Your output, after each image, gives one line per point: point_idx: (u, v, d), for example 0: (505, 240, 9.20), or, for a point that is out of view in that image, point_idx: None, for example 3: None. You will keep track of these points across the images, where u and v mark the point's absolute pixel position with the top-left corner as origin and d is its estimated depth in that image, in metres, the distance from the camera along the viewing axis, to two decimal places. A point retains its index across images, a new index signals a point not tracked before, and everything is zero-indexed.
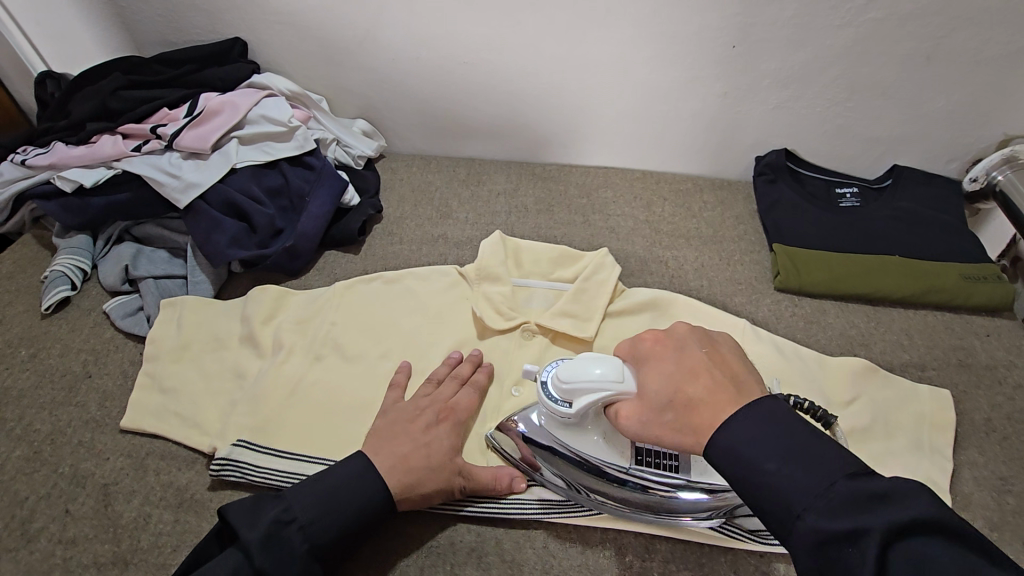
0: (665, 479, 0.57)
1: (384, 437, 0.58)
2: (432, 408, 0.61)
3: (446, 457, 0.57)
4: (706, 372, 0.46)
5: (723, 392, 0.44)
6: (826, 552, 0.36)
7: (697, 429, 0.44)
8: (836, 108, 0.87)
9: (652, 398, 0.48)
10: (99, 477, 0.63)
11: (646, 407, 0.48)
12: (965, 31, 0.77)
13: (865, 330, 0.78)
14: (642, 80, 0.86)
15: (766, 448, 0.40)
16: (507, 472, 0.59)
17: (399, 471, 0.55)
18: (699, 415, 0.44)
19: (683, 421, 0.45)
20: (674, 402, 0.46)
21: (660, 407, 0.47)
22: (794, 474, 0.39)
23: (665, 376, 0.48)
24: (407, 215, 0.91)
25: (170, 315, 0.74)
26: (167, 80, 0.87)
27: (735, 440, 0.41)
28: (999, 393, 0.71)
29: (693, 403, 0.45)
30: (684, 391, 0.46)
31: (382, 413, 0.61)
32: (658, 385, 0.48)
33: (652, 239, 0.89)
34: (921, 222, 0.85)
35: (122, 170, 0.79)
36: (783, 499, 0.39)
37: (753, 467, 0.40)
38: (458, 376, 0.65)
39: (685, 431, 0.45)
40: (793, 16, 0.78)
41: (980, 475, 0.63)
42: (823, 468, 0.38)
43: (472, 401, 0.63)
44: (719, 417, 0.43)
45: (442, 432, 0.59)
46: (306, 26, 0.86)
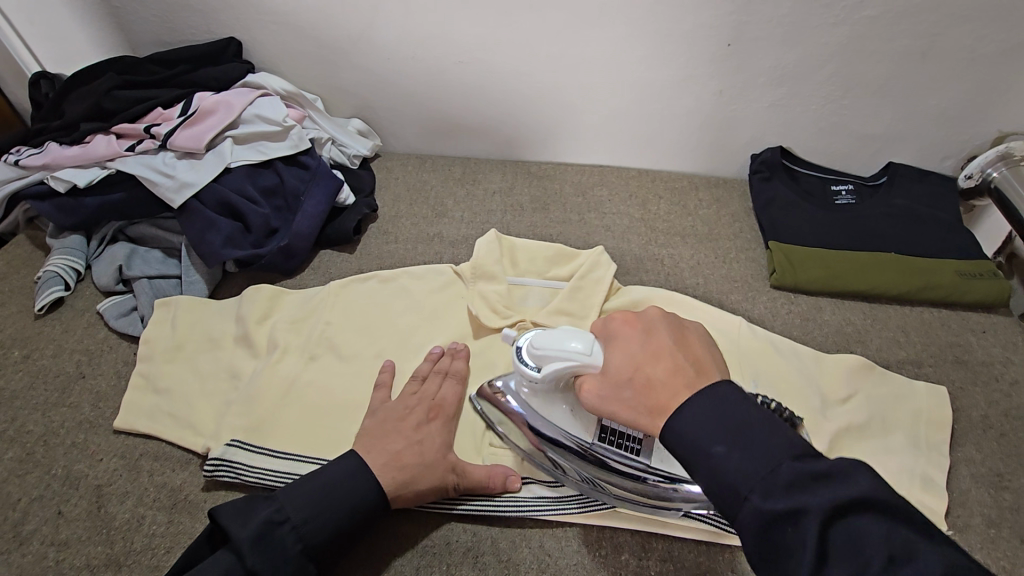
0: (623, 460, 0.57)
1: (376, 435, 0.58)
2: (422, 406, 0.61)
3: (439, 455, 0.57)
4: (668, 355, 0.46)
5: (682, 375, 0.44)
6: (770, 533, 0.36)
7: (651, 410, 0.44)
8: (832, 106, 0.87)
9: (614, 376, 0.48)
10: (92, 479, 0.62)
11: (608, 385, 0.49)
12: (959, 28, 0.77)
13: (861, 327, 0.78)
14: (637, 79, 0.86)
15: (714, 432, 0.40)
16: (501, 471, 0.59)
17: (393, 469, 0.55)
18: (654, 395, 0.44)
19: (640, 400, 0.45)
20: (633, 381, 0.46)
21: (620, 385, 0.48)
22: (740, 456, 0.38)
23: (629, 356, 0.48)
24: (402, 215, 0.91)
25: (164, 315, 0.73)
26: (162, 79, 0.86)
27: (685, 422, 0.41)
28: (996, 390, 0.71)
29: (651, 384, 0.45)
30: (644, 372, 0.46)
31: (371, 413, 0.61)
32: (621, 364, 0.48)
33: (648, 237, 0.88)
34: (917, 219, 0.85)
35: (115, 169, 0.79)
36: (729, 482, 0.38)
37: (702, 452, 0.40)
38: (444, 371, 0.65)
39: (640, 409, 0.45)
40: (788, 14, 0.78)
41: (977, 472, 0.63)
42: (768, 449, 0.38)
43: (458, 395, 0.64)
44: (673, 399, 0.43)
45: (434, 429, 0.59)
46: (301, 25, 0.86)
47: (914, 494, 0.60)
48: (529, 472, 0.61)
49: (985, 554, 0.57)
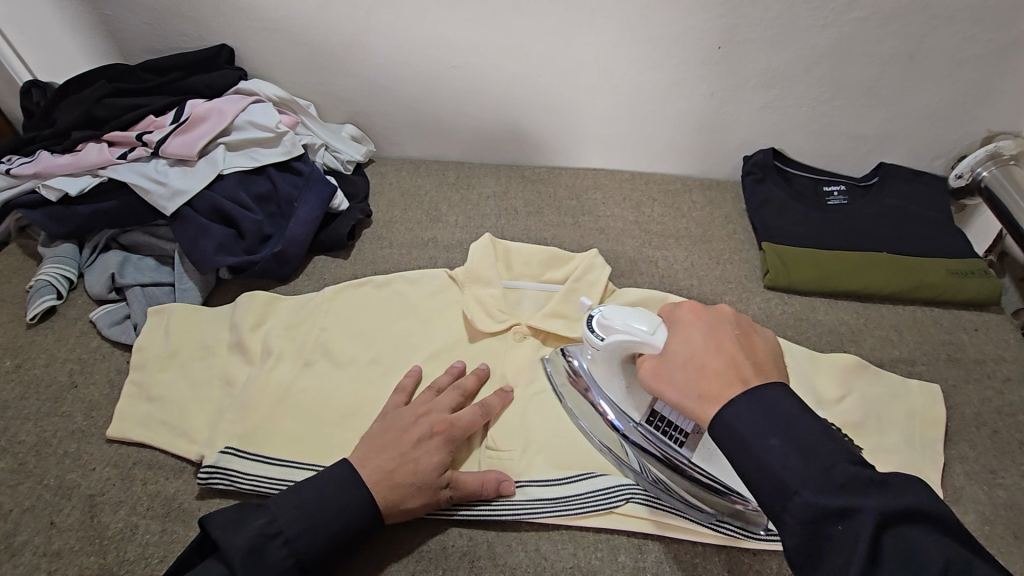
0: (668, 450, 0.59)
1: (374, 448, 0.57)
2: (428, 419, 0.59)
3: (433, 474, 0.56)
4: (731, 352, 0.47)
5: (740, 372, 0.46)
6: (820, 533, 0.38)
7: (703, 395, 0.46)
8: (823, 108, 0.87)
9: (671, 359, 0.50)
10: (85, 488, 0.62)
11: (664, 366, 0.50)
12: (947, 29, 0.78)
13: (855, 327, 0.78)
14: (630, 81, 0.86)
15: (768, 433, 0.42)
16: (494, 476, 0.59)
17: (385, 486, 0.54)
18: (710, 382, 0.46)
19: (694, 383, 0.47)
20: (691, 366, 0.48)
21: (675, 367, 0.49)
22: (793, 451, 0.40)
23: (691, 343, 0.49)
24: (396, 220, 0.91)
25: (157, 323, 0.73)
26: (153, 87, 0.86)
27: (734, 414, 0.43)
28: (989, 387, 0.71)
29: (708, 371, 0.47)
30: (705, 362, 0.47)
31: (380, 417, 0.61)
32: (681, 349, 0.50)
33: (642, 239, 0.89)
34: (909, 219, 0.86)
35: (107, 177, 0.79)
36: (782, 484, 0.40)
37: (751, 451, 0.42)
38: (461, 387, 0.64)
39: (689, 392, 0.47)
40: (777, 17, 0.78)
41: (970, 469, 0.63)
42: (822, 457, 0.39)
43: (474, 420, 0.61)
44: (728, 390, 0.45)
45: (434, 445, 0.57)
46: (293, 32, 0.86)
47: None
48: (523, 474, 0.61)
49: None
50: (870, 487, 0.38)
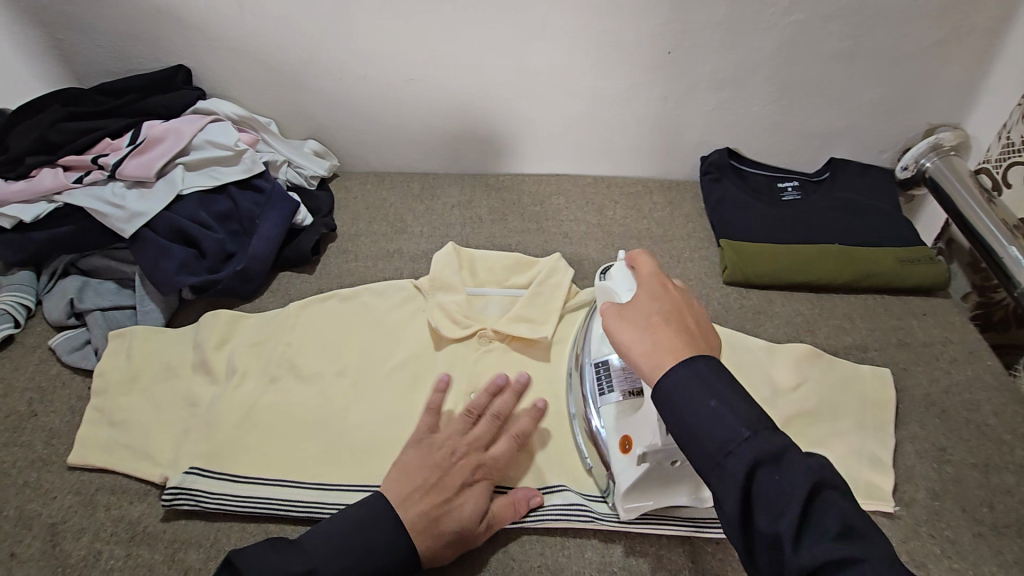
0: (590, 395, 0.62)
1: (416, 488, 0.55)
2: (470, 460, 0.58)
3: (478, 521, 0.55)
4: (689, 327, 0.48)
5: (697, 340, 0.47)
6: (752, 483, 0.39)
7: (655, 345, 0.47)
8: (773, 107, 0.91)
9: (636, 309, 0.50)
10: (46, 517, 0.61)
11: (626, 313, 0.51)
12: (882, 28, 0.82)
13: (810, 316, 0.80)
14: (586, 88, 0.89)
15: (711, 388, 0.43)
16: (523, 495, 0.59)
17: (430, 533, 0.53)
18: (669, 337, 0.47)
19: (651, 332, 0.48)
20: (652, 319, 0.49)
21: (639, 316, 0.50)
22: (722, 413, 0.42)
23: (659, 303, 0.50)
24: (362, 233, 0.91)
25: (118, 347, 0.72)
26: (109, 109, 0.85)
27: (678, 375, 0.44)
28: (937, 368, 0.74)
29: (667, 330, 0.47)
30: (666, 320, 0.48)
31: (415, 445, 0.59)
32: (649, 306, 0.50)
33: (605, 242, 0.91)
34: (858, 211, 0.89)
35: (63, 203, 0.78)
36: (716, 432, 0.41)
37: (684, 402, 0.43)
38: (496, 418, 0.62)
39: (645, 338, 0.48)
40: (723, 21, 0.81)
41: (920, 448, 0.66)
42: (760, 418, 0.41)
43: (510, 455, 0.60)
44: (684, 350, 0.46)
45: (477, 491, 0.57)
46: (250, 51, 0.87)
47: (862, 473, 0.62)
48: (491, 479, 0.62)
49: (930, 527, 0.60)
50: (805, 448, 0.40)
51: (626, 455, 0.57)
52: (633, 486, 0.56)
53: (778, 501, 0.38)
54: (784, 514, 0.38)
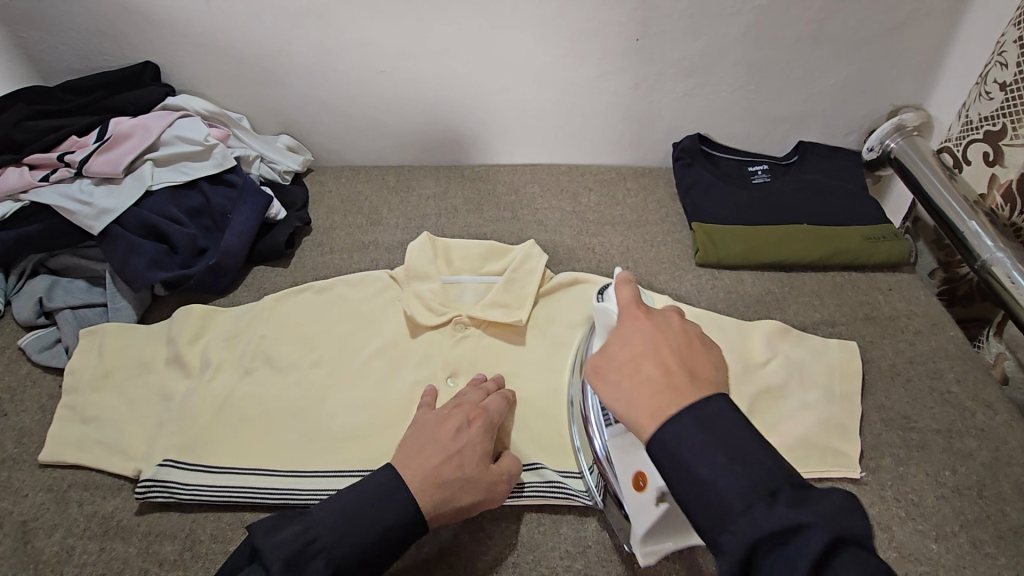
0: (597, 424, 0.61)
1: (411, 447, 0.56)
2: (462, 409, 0.60)
3: (478, 465, 0.55)
4: (666, 360, 0.45)
5: (676, 380, 0.44)
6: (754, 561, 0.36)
7: (632, 400, 0.44)
8: (741, 92, 0.92)
9: (608, 358, 0.48)
10: (18, 515, 0.60)
11: (600, 362, 0.48)
12: (843, 12, 0.83)
13: (779, 294, 0.82)
14: (557, 77, 0.89)
15: (702, 452, 0.40)
16: None
17: (430, 480, 0.53)
18: (645, 388, 0.44)
19: (623, 383, 0.45)
20: (624, 367, 0.46)
21: (611, 367, 0.47)
22: (722, 471, 0.39)
23: (629, 345, 0.48)
24: (337, 225, 0.91)
25: (90, 345, 0.72)
26: (75, 107, 0.84)
27: (666, 430, 0.42)
28: (903, 340, 0.76)
29: (641, 376, 0.45)
30: (639, 366, 0.46)
31: (410, 426, 0.59)
32: (620, 350, 0.48)
33: (579, 228, 0.92)
34: (826, 191, 0.91)
35: (29, 202, 0.77)
36: (722, 505, 0.38)
37: (680, 464, 0.41)
38: (479, 385, 0.64)
39: (621, 393, 0.45)
40: (688, 8, 0.82)
41: (886, 416, 0.67)
42: (761, 478, 0.38)
43: (501, 408, 0.62)
44: (660, 400, 0.43)
45: (473, 436, 0.57)
46: (219, 46, 0.86)
47: (830, 442, 0.64)
48: None
49: (894, 491, 0.62)
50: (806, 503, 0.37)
51: (639, 493, 0.55)
52: (651, 529, 0.53)
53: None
54: None
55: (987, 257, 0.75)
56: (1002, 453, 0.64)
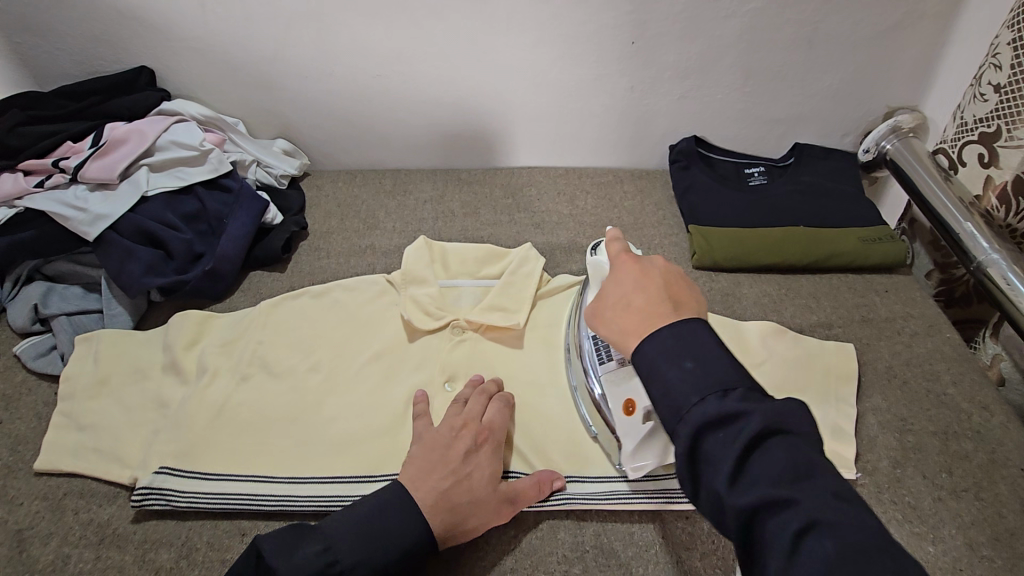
0: (591, 364, 0.64)
1: (420, 469, 0.56)
2: (469, 430, 0.59)
3: (489, 488, 0.56)
4: (655, 292, 0.48)
5: (659, 308, 0.46)
6: (699, 443, 0.40)
7: (624, 330, 0.47)
8: (737, 94, 0.92)
9: (602, 298, 0.51)
10: (13, 523, 0.60)
11: (596, 306, 0.51)
12: (838, 14, 0.84)
13: (776, 297, 0.82)
14: (553, 80, 0.89)
15: (675, 358, 0.43)
16: (546, 476, 0.60)
17: (444, 507, 0.53)
18: (635, 318, 0.47)
19: (616, 318, 0.48)
20: (614, 303, 0.49)
21: (606, 305, 0.50)
22: (687, 372, 0.42)
23: (617, 283, 0.50)
24: (334, 230, 0.91)
25: (85, 351, 0.72)
26: (70, 113, 0.84)
27: (649, 347, 0.44)
28: (899, 342, 0.76)
29: (631, 309, 0.47)
30: (627, 300, 0.48)
31: (418, 439, 0.59)
32: (612, 288, 0.50)
33: (576, 231, 0.92)
34: (822, 193, 0.91)
35: (24, 208, 0.76)
36: (678, 397, 0.41)
37: (656, 373, 0.43)
38: (484, 394, 0.64)
39: (615, 327, 0.48)
40: (684, 11, 0.82)
41: (882, 419, 0.67)
42: (721, 377, 0.41)
43: (503, 419, 0.62)
44: (643, 325, 0.46)
45: (482, 459, 0.58)
46: (215, 50, 0.86)
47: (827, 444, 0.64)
48: None
49: (891, 493, 0.62)
50: (753, 397, 0.40)
51: (629, 417, 0.59)
52: (641, 443, 0.58)
53: (721, 455, 0.39)
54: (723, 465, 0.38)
55: (983, 258, 0.75)
56: (998, 455, 0.64)
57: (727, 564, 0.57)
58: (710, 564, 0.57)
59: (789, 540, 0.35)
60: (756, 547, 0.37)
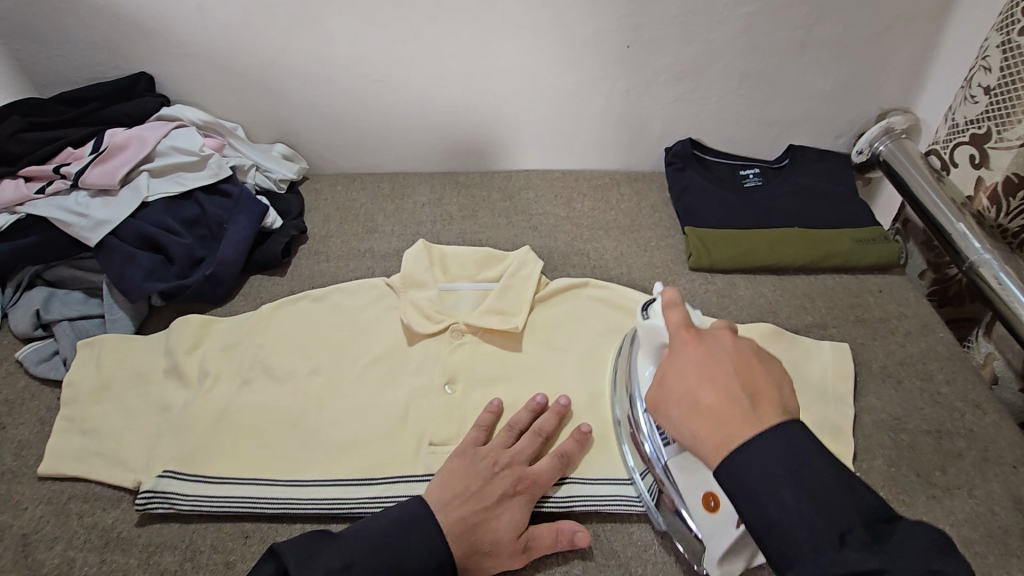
0: (652, 446, 0.60)
1: (456, 494, 0.57)
2: (512, 474, 0.59)
3: (512, 536, 0.56)
4: (726, 387, 0.47)
5: (739, 411, 0.45)
6: None
7: (698, 433, 0.47)
8: (732, 97, 0.93)
9: (668, 388, 0.50)
10: (18, 528, 0.61)
11: (662, 396, 0.51)
12: (831, 18, 0.85)
13: (772, 297, 0.83)
14: (549, 83, 0.90)
15: (774, 484, 0.42)
16: (569, 526, 0.58)
17: (467, 538, 0.54)
18: (709, 420, 0.46)
19: (687, 416, 0.48)
20: (684, 399, 0.48)
21: (673, 398, 0.49)
22: (800, 511, 0.41)
23: (686, 373, 0.49)
24: (333, 234, 0.92)
25: (87, 356, 0.72)
26: (70, 119, 0.85)
27: (736, 465, 0.44)
28: (893, 342, 0.77)
29: (703, 408, 0.47)
30: (697, 396, 0.48)
31: (458, 458, 0.60)
32: (679, 380, 0.49)
33: (574, 234, 0.92)
34: (817, 195, 0.92)
35: (26, 214, 0.77)
36: (791, 544, 0.41)
37: (753, 499, 0.43)
38: (540, 432, 0.63)
39: (688, 427, 0.48)
40: (678, 14, 0.83)
41: (877, 418, 0.68)
42: (837, 518, 0.41)
43: (552, 464, 0.61)
44: (724, 433, 0.45)
45: (515, 504, 0.57)
46: (214, 56, 0.87)
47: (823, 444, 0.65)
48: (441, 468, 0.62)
49: (887, 492, 0.63)
50: (880, 548, 0.39)
51: (711, 513, 0.56)
52: (729, 549, 0.54)
53: None
54: None
55: (975, 258, 0.76)
56: (991, 453, 0.65)
57: None
58: None
59: None
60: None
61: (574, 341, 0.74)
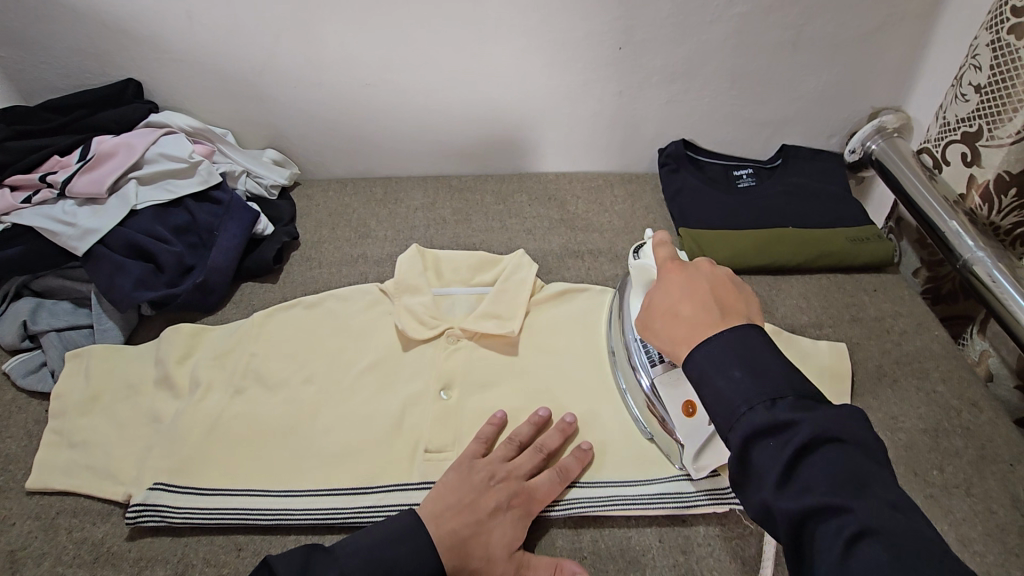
0: (641, 368, 0.64)
1: (449, 505, 0.56)
2: (508, 487, 0.58)
3: (504, 553, 0.55)
4: (701, 302, 0.50)
5: (709, 318, 0.48)
6: (750, 449, 0.42)
7: (674, 341, 0.49)
8: (725, 97, 0.93)
9: (651, 308, 0.53)
10: (5, 544, 0.59)
11: (646, 316, 0.53)
12: (821, 18, 0.85)
13: (768, 297, 0.83)
14: (541, 87, 0.90)
15: (726, 364, 0.44)
16: (568, 562, 0.55)
17: (458, 551, 0.54)
18: (684, 329, 0.49)
19: (666, 328, 0.51)
20: (664, 315, 0.51)
21: (655, 316, 0.52)
22: (743, 382, 0.43)
23: (667, 293, 0.52)
24: (325, 239, 0.91)
25: (76, 367, 0.71)
26: (56, 127, 0.84)
27: (699, 358, 0.46)
28: (888, 341, 0.77)
29: (679, 318, 0.50)
30: (675, 310, 0.51)
31: (456, 466, 0.60)
32: (661, 300, 0.52)
33: (568, 236, 0.92)
34: (811, 194, 0.92)
35: (11, 224, 0.76)
36: (730, 408, 0.43)
37: (708, 380, 0.45)
38: (541, 449, 0.62)
39: (667, 339, 0.51)
40: (670, 16, 0.83)
41: (874, 418, 0.68)
42: (771, 386, 0.43)
43: (550, 484, 0.60)
44: (695, 336, 0.48)
45: (510, 520, 0.56)
46: (203, 62, 0.86)
47: None
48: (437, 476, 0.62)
49: None
50: (807, 407, 0.41)
51: (690, 419, 0.60)
52: (704, 449, 0.59)
53: (773, 460, 0.40)
54: (770, 477, 0.40)
55: (969, 256, 0.76)
56: (988, 451, 0.65)
57: (723, 565, 0.58)
58: (705, 565, 0.58)
59: (842, 544, 0.37)
60: (802, 547, 0.39)
61: (570, 345, 0.73)
